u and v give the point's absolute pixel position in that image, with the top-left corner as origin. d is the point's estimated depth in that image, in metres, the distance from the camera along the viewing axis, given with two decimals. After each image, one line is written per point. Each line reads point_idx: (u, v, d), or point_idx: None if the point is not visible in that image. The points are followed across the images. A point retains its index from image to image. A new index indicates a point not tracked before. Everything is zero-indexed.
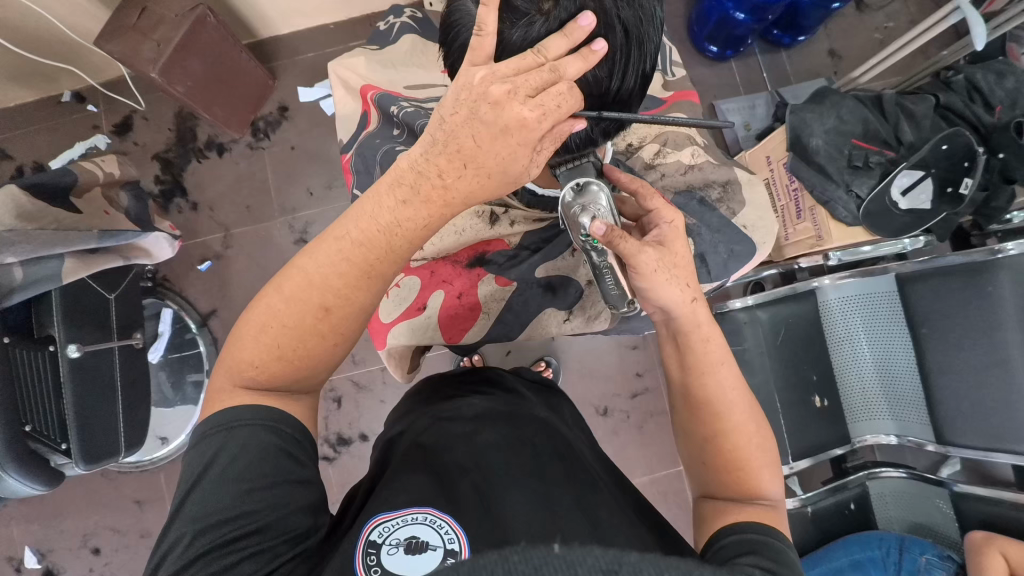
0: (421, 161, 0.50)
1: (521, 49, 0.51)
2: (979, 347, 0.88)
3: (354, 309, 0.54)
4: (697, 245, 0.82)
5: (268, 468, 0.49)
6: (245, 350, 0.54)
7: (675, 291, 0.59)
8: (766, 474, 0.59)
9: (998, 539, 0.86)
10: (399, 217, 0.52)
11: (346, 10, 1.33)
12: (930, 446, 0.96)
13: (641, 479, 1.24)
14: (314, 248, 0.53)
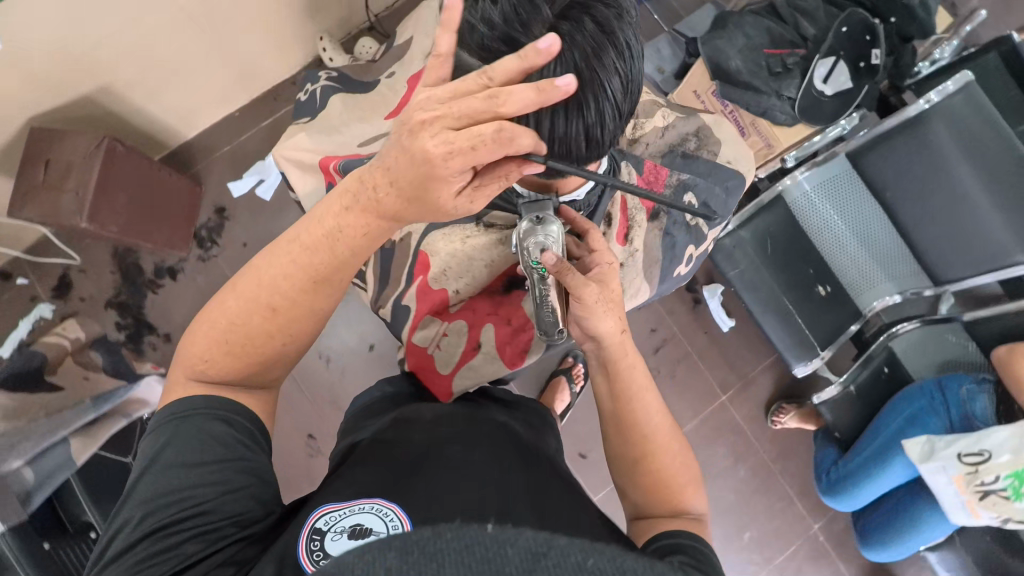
0: (364, 172, 0.54)
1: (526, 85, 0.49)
2: (939, 188, 0.95)
3: (298, 312, 0.57)
4: (699, 194, 0.83)
5: (216, 455, 0.52)
6: (195, 345, 0.57)
7: (609, 317, 0.61)
8: (688, 490, 0.61)
9: (1018, 347, 0.94)
10: (341, 223, 0.55)
11: (245, 92, 1.30)
12: (928, 290, 1.04)
13: (691, 424, 1.32)
14: (269, 251, 0.57)
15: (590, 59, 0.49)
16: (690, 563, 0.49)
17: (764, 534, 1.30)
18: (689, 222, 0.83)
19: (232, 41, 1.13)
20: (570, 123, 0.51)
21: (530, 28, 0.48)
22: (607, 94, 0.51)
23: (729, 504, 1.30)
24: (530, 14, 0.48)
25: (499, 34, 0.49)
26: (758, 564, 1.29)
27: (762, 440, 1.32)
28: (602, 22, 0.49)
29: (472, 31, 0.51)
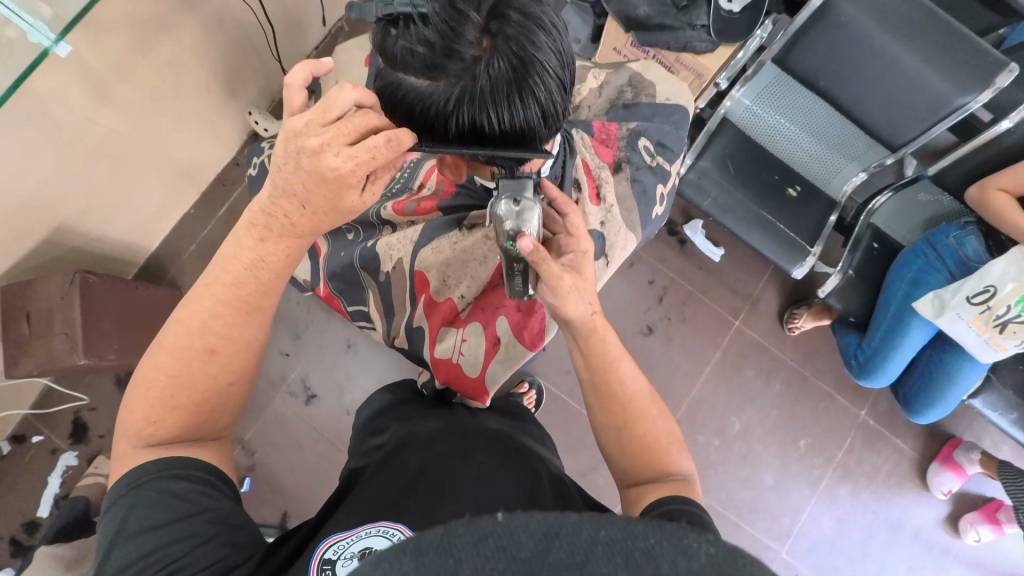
0: (267, 204, 0.55)
1: (475, 86, 0.51)
2: (869, 62, 0.96)
3: (238, 349, 0.57)
4: (653, 135, 0.85)
5: (182, 510, 0.49)
6: (137, 409, 0.54)
7: (580, 302, 0.62)
8: (671, 451, 0.61)
9: (988, 181, 0.97)
10: (262, 253, 0.57)
11: (191, 187, 1.30)
12: (890, 159, 1.08)
13: (715, 356, 1.35)
14: (189, 299, 0.56)
15: (529, 47, 0.50)
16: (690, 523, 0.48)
17: (818, 436, 1.33)
18: (651, 164, 0.84)
19: (164, 139, 1.14)
20: (531, 110, 0.53)
21: (468, 37, 0.49)
22: (552, 73, 0.52)
23: (776, 419, 1.33)
24: (462, 23, 0.49)
25: (439, 49, 0.50)
26: (822, 466, 1.32)
27: (785, 350, 1.35)
28: (523, 8, 0.50)
29: (408, 52, 0.51)
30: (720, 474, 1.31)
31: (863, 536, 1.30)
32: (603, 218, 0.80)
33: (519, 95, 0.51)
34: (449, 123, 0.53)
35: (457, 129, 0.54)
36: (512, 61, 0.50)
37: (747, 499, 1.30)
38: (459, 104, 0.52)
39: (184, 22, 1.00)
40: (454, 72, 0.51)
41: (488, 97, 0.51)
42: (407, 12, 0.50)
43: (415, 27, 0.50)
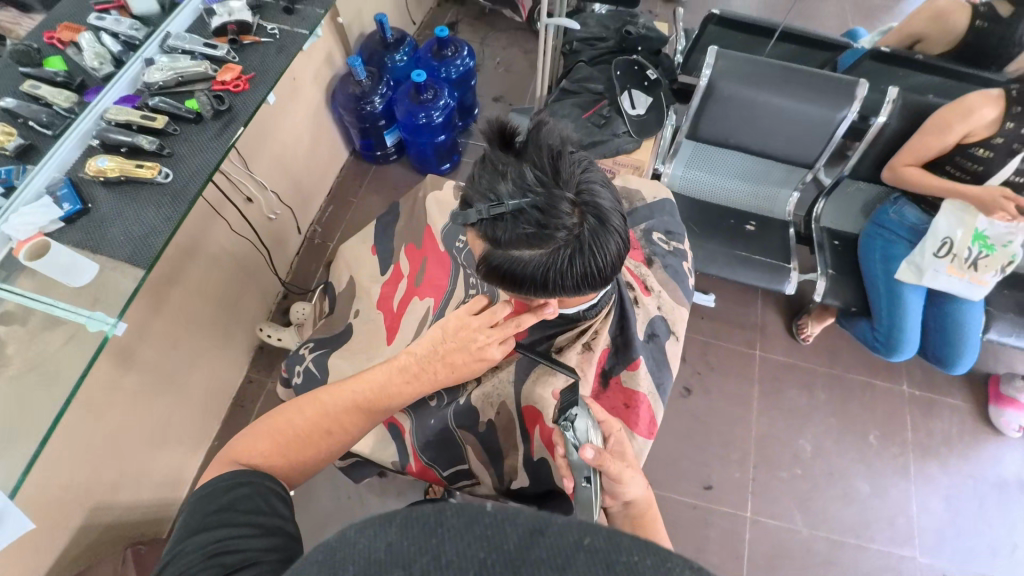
0: (428, 355, 0.63)
1: (581, 242, 0.50)
2: (760, 113, 1.18)
3: (347, 440, 0.61)
4: (661, 227, 0.89)
5: (251, 503, 0.48)
6: (259, 442, 0.58)
7: (640, 483, 0.58)
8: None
9: (893, 163, 1.17)
10: (402, 396, 0.62)
11: (211, 422, 1.28)
12: (809, 175, 1.28)
13: (756, 389, 1.40)
14: (338, 385, 0.63)
15: (606, 199, 0.52)
16: None
17: (881, 424, 1.37)
18: (670, 249, 0.88)
19: (185, 383, 1.15)
20: (622, 246, 0.54)
21: (567, 209, 0.48)
22: (622, 208, 0.54)
23: (838, 424, 1.36)
24: (556, 200, 0.48)
25: (541, 229, 0.49)
26: (900, 451, 1.34)
27: (811, 359, 1.44)
28: (584, 168, 0.52)
29: (509, 240, 0.50)
30: (821, 500, 1.28)
31: (976, 504, 1.28)
32: (657, 304, 0.80)
33: (614, 234, 0.52)
34: (559, 283, 0.52)
35: (572, 281, 0.52)
36: (603, 214, 0.51)
37: (858, 514, 1.27)
38: (567, 263, 0.50)
39: (191, 270, 1.11)
40: (558, 241, 0.49)
41: (592, 247, 0.51)
42: (500, 209, 0.49)
43: (511, 218, 0.49)
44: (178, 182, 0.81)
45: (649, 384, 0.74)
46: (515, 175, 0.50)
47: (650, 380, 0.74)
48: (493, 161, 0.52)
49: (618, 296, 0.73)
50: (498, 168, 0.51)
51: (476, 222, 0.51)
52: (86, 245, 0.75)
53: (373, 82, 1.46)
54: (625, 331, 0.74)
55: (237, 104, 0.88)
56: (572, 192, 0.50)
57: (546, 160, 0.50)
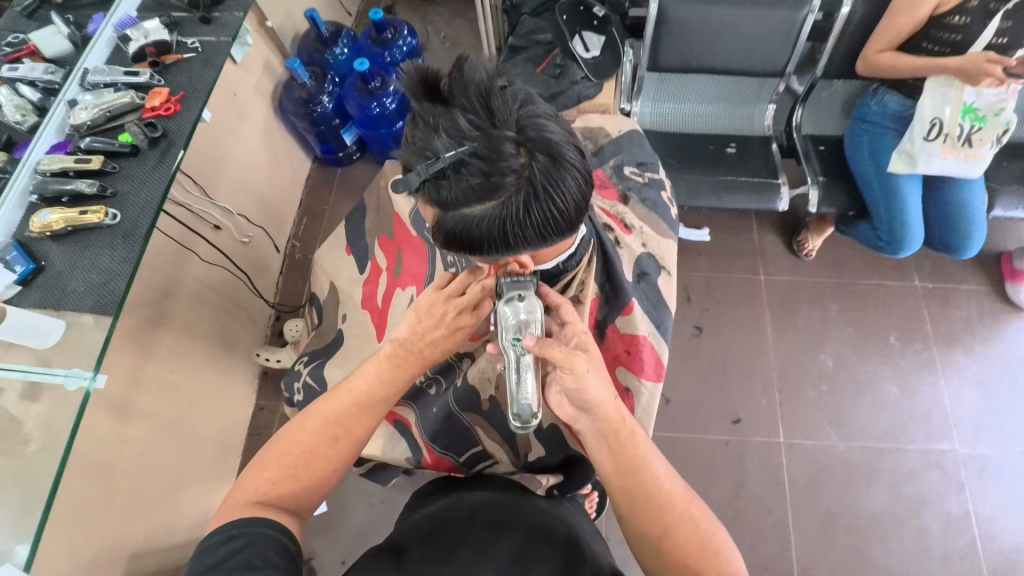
0: (407, 337, 0.62)
1: (533, 183, 0.46)
2: (719, 27, 1.12)
3: (356, 442, 0.62)
4: (631, 161, 0.85)
5: (238, 560, 0.50)
6: (265, 471, 0.59)
7: (601, 383, 0.56)
8: (719, 560, 0.54)
9: (865, 52, 1.11)
10: (394, 383, 0.63)
11: (230, 455, 1.27)
12: (781, 83, 1.22)
13: (767, 314, 1.37)
14: (330, 392, 0.63)
15: (554, 131, 0.48)
16: None
17: (900, 324, 1.33)
18: (645, 181, 0.83)
19: (194, 423, 1.14)
20: (584, 180, 0.50)
21: (509, 150, 0.45)
22: (573, 138, 0.50)
23: (857, 333, 1.33)
24: (496, 142, 0.45)
25: (486, 178, 0.45)
26: (924, 347, 1.31)
27: (818, 273, 1.40)
28: (523, 102, 0.48)
29: (456, 197, 0.47)
30: (852, 412, 1.26)
31: (1009, 385, 1.26)
32: (641, 241, 0.77)
33: (569, 168, 0.48)
34: (522, 234, 0.49)
35: (534, 227, 0.49)
36: (552, 149, 0.46)
37: (892, 418, 1.25)
38: (525, 209, 0.47)
39: (174, 311, 1.09)
40: (509, 187, 0.46)
41: (548, 187, 0.47)
42: (439, 165, 0.46)
43: (453, 173, 0.46)
44: (128, 221, 0.77)
45: (647, 326, 0.72)
46: (447, 124, 0.46)
47: (648, 322, 0.72)
48: (422, 114, 0.48)
49: (597, 241, 0.69)
50: (429, 121, 0.47)
51: (418, 186, 0.48)
52: (49, 304, 0.74)
53: (317, 83, 1.41)
54: (612, 278, 0.70)
55: (172, 128, 0.84)
56: (512, 130, 0.46)
57: (476, 101, 0.46)
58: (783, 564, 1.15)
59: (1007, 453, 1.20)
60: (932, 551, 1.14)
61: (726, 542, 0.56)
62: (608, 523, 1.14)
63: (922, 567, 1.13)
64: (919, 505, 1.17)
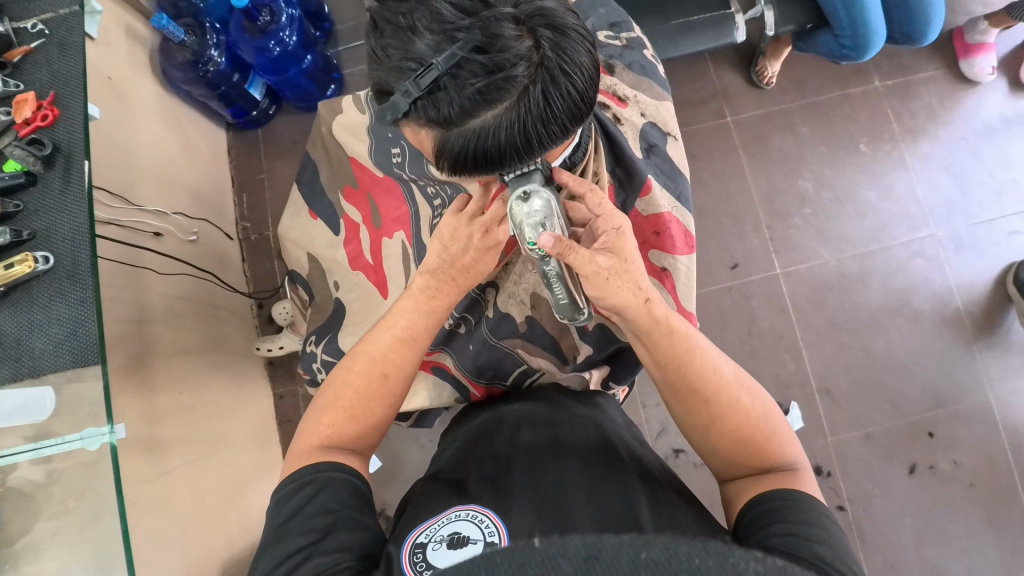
0: (437, 259, 0.59)
1: (547, 64, 0.39)
2: None
3: (406, 375, 0.59)
4: (602, 24, 0.75)
5: (311, 504, 0.49)
6: (323, 415, 0.56)
7: (626, 294, 0.54)
8: (775, 441, 0.55)
9: None
10: (435, 311, 0.60)
11: (269, 446, 1.27)
12: None
13: (741, 154, 1.35)
14: (372, 332, 0.60)
15: (550, 3, 0.41)
16: (790, 532, 0.45)
17: (868, 129, 1.34)
18: (625, 43, 0.75)
19: (223, 431, 1.12)
20: (596, 54, 0.43)
21: (511, 32, 0.38)
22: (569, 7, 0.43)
23: (830, 149, 1.34)
24: (493, 27, 0.38)
25: (493, 74, 0.38)
26: (893, 145, 1.33)
27: (784, 99, 1.36)
28: None
29: (463, 106, 0.40)
30: (838, 226, 1.31)
31: (973, 160, 1.31)
32: (640, 111, 0.71)
33: (579, 40, 0.41)
34: (546, 132, 0.42)
35: (558, 122, 0.42)
36: (556, 21, 0.40)
37: (875, 222, 1.30)
38: (544, 101, 0.40)
39: (154, 333, 1.02)
40: (522, 78, 0.39)
41: (565, 68, 0.40)
42: (431, 75, 0.39)
43: (452, 79, 0.39)
44: (65, 259, 0.68)
45: (668, 201, 0.69)
46: (426, 21, 0.39)
47: (668, 196, 0.69)
48: (392, 17, 0.41)
49: (598, 122, 0.65)
50: (401, 23, 0.40)
51: (411, 107, 0.40)
52: (22, 374, 0.66)
53: (198, 37, 1.19)
54: (622, 160, 0.66)
55: (61, 139, 0.70)
56: (506, 10, 0.39)
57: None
58: (801, 379, 1.26)
59: (979, 225, 1.29)
60: (925, 329, 1.26)
61: (779, 429, 0.56)
62: (642, 393, 1.22)
63: (919, 345, 1.26)
64: (909, 293, 1.28)
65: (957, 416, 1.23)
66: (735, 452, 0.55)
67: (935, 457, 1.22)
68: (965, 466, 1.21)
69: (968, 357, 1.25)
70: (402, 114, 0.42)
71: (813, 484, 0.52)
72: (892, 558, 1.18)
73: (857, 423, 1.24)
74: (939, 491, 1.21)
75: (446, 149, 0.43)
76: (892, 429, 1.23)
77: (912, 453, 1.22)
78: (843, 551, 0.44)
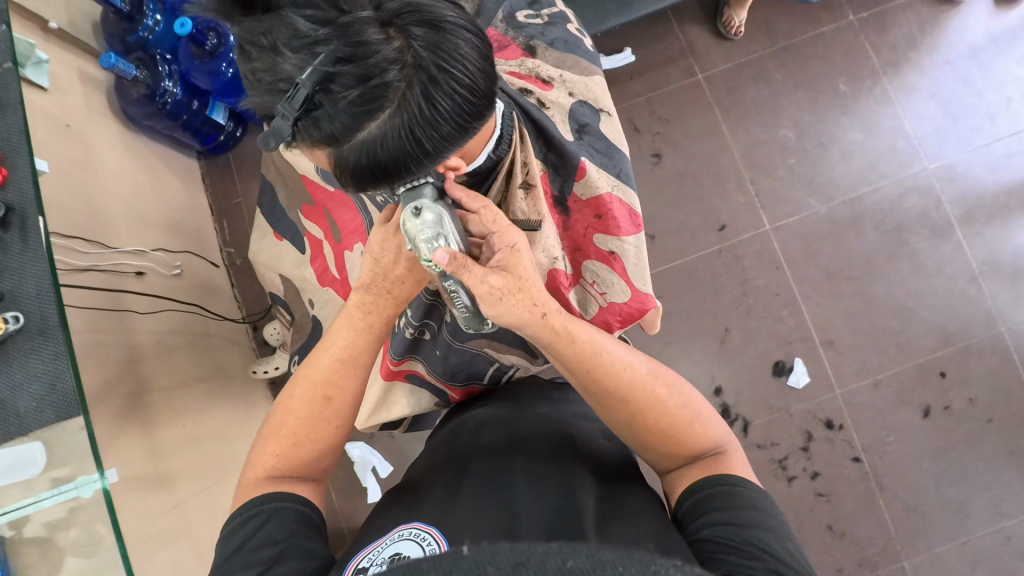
0: (368, 277, 0.59)
1: (426, 59, 0.37)
2: None
3: (350, 397, 0.59)
4: (521, 2, 0.72)
5: (255, 538, 0.49)
6: (270, 445, 0.57)
7: (520, 308, 0.56)
8: (698, 428, 0.58)
9: None
10: (374, 327, 0.60)
11: None
12: None
13: (716, 111, 1.31)
14: (313, 354, 0.60)
15: None
16: (726, 523, 0.49)
17: (846, 67, 1.28)
18: (547, 21, 0.72)
19: (232, 456, 1.15)
20: (482, 40, 0.40)
21: (374, 36, 0.36)
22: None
23: (808, 94, 1.28)
24: (354, 32, 0.36)
25: (364, 83, 0.37)
26: (874, 81, 1.27)
27: (755, 48, 1.31)
28: None
29: (344, 122, 0.39)
30: (824, 172, 1.26)
31: (962, 84, 1.25)
32: (567, 90, 0.69)
33: (459, 28, 0.38)
34: (440, 135, 0.40)
35: (452, 122, 0.40)
36: (427, 12, 0.37)
37: (862, 163, 1.25)
38: (428, 102, 0.38)
39: (149, 371, 1.04)
40: (397, 83, 0.37)
41: (447, 62, 0.38)
42: (301, 94, 0.37)
43: (324, 97, 0.38)
44: (34, 316, 0.69)
45: (608, 180, 0.68)
46: (285, 37, 0.38)
47: (606, 176, 0.68)
48: (256, 39, 0.39)
49: (521, 111, 0.63)
50: (265, 44, 0.39)
51: (292, 130, 0.40)
52: (14, 433, 0.68)
53: (150, 70, 1.18)
54: (553, 146, 0.64)
55: (13, 198, 0.71)
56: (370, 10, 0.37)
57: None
58: (802, 334, 1.24)
59: (973, 152, 1.23)
60: (925, 266, 1.22)
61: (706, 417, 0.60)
62: None
63: (922, 284, 1.22)
64: (906, 232, 1.23)
65: (968, 352, 1.20)
66: (664, 445, 0.58)
67: (948, 397, 1.19)
68: (980, 402, 1.18)
69: (974, 291, 1.21)
70: (287, 137, 0.41)
71: (740, 466, 0.56)
72: (914, 503, 1.16)
73: (864, 371, 1.21)
74: (955, 430, 1.18)
75: (342, 166, 0.43)
76: (901, 373, 1.20)
77: (925, 396, 1.19)
78: (773, 528, 0.49)
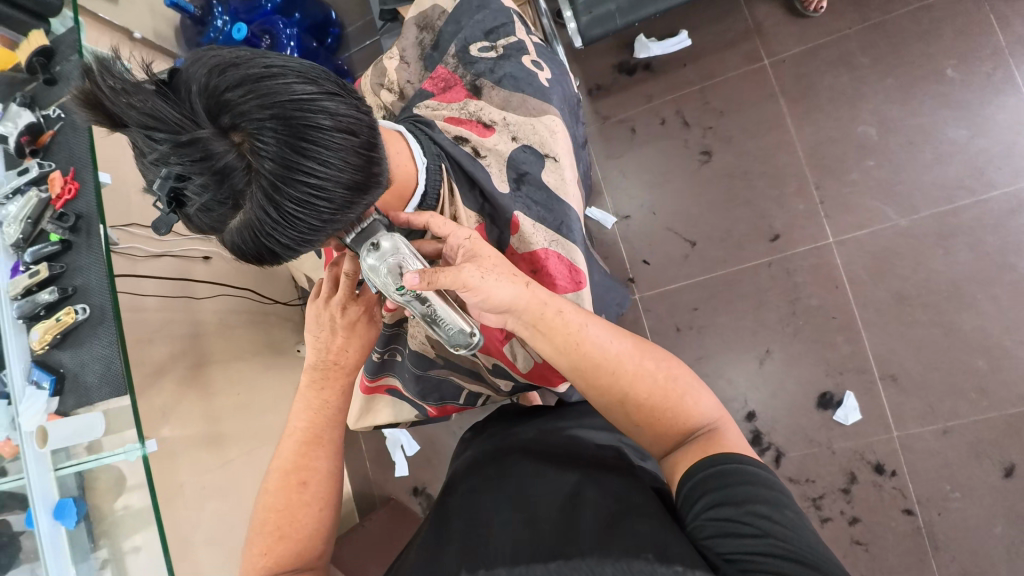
0: (316, 358, 0.68)
1: (262, 168, 0.42)
2: None
3: (322, 475, 0.65)
4: (478, 34, 0.75)
5: None
6: (254, 548, 0.60)
7: (503, 284, 0.57)
8: (690, 403, 0.55)
9: None
10: (324, 401, 0.67)
11: None
12: None
13: (781, 101, 1.14)
14: (279, 448, 0.67)
15: (253, 101, 0.41)
16: (725, 504, 0.46)
17: (956, 46, 1.06)
18: (500, 52, 0.74)
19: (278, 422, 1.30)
20: (325, 135, 0.42)
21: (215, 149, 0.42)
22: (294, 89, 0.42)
23: (900, 81, 1.08)
24: (199, 148, 0.42)
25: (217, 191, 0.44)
26: (993, 65, 1.04)
27: (838, 26, 1.12)
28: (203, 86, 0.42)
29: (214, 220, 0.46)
30: (911, 177, 1.07)
31: None
32: (510, 134, 0.70)
33: (294, 133, 0.41)
34: (294, 226, 0.45)
35: (306, 216, 0.44)
36: (260, 124, 0.41)
37: (963, 167, 1.04)
38: (272, 204, 0.43)
39: (211, 345, 1.19)
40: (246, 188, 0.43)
41: (281, 167, 0.41)
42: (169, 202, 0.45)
43: (190, 201, 0.46)
44: (96, 308, 0.82)
45: (546, 234, 0.69)
46: (149, 152, 0.46)
47: (544, 231, 0.68)
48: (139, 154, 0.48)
49: (450, 165, 0.66)
50: (143, 158, 0.47)
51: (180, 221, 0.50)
52: (83, 401, 0.82)
53: None
54: (486, 197, 0.67)
55: (82, 209, 0.84)
56: (214, 124, 0.43)
57: (152, 117, 0.43)
58: (859, 363, 1.09)
59: None
60: None
61: (704, 392, 0.57)
62: None
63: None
64: (1011, 254, 1.02)
65: None
66: (659, 425, 0.55)
67: None
68: None
69: None
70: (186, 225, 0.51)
71: (737, 438, 0.53)
72: (978, 573, 1.00)
73: (931, 416, 1.04)
74: None
75: (228, 250, 0.51)
76: (982, 423, 1.02)
77: (1009, 451, 1.01)
78: (773, 499, 0.45)
